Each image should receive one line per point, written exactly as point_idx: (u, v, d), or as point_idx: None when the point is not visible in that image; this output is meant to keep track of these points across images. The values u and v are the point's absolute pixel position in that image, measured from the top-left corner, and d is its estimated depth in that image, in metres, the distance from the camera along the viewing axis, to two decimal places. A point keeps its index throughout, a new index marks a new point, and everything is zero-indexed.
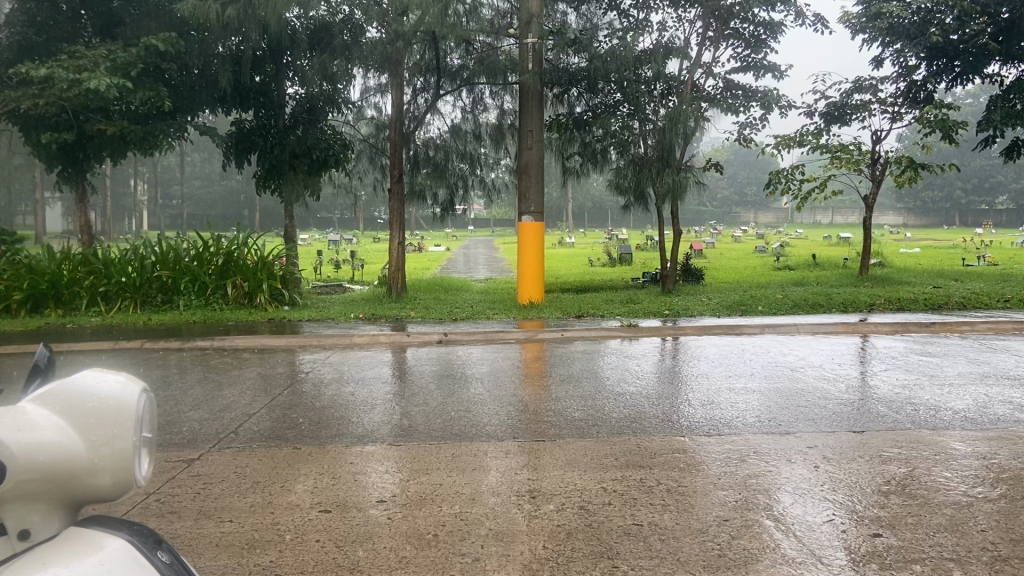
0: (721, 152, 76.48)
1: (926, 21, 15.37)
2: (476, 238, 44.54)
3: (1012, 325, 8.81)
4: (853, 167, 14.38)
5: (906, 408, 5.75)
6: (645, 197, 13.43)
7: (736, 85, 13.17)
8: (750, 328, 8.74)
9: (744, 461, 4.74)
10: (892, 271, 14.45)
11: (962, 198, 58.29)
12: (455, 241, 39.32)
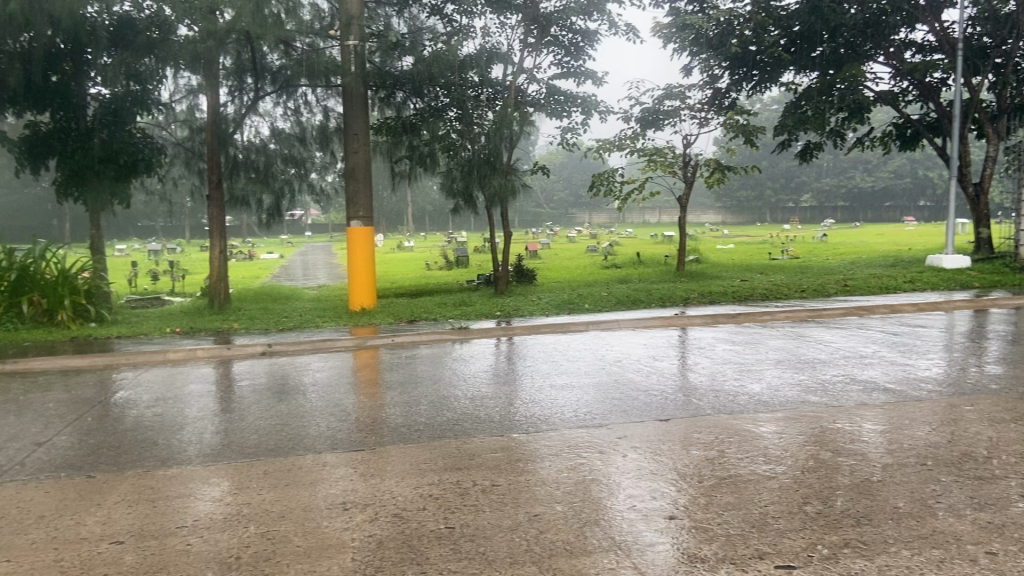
0: (555, 155, 79.04)
1: (726, 32, 16.36)
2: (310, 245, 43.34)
3: (806, 313, 9.66)
4: (668, 170, 15.23)
5: (709, 396, 6.15)
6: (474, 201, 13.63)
7: (558, 91, 13.62)
8: (576, 326, 9.04)
9: (557, 456, 4.89)
10: (708, 266, 15.44)
11: (771, 197, 63.33)
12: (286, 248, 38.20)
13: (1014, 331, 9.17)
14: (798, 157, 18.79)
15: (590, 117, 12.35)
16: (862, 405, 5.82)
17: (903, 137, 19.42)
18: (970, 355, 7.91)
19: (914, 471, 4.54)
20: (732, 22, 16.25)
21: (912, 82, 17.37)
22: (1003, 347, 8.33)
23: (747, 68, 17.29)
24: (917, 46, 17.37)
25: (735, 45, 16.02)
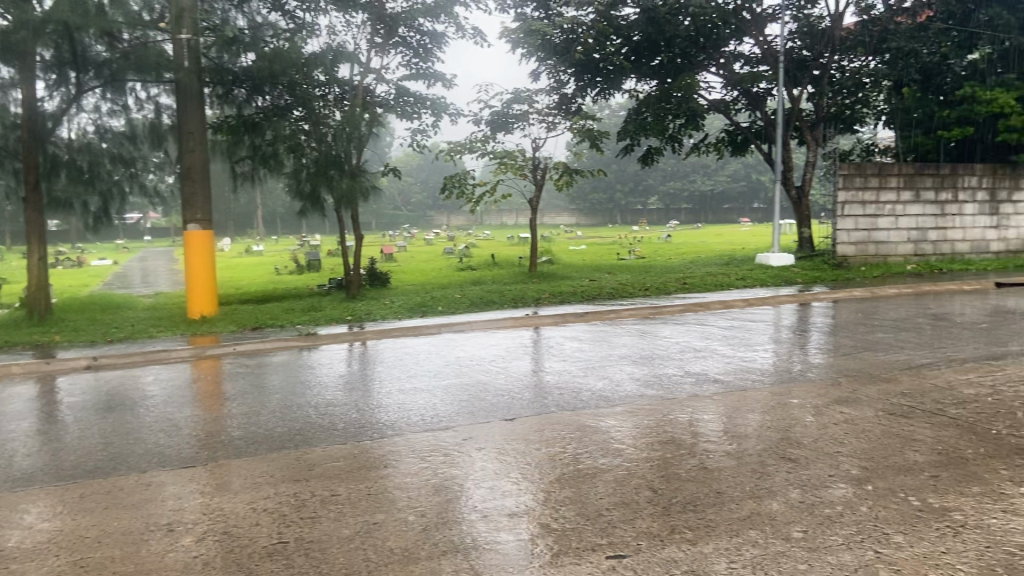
0: (411, 157, 78.64)
1: (571, 39, 17.00)
2: (149, 250, 40.87)
3: (649, 310, 10.10)
4: (518, 173, 15.51)
5: (554, 395, 6.35)
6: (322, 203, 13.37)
7: (407, 92, 13.56)
8: (428, 328, 9.00)
9: (402, 461, 4.86)
10: (560, 267, 15.87)
11: (621, 200, 65.99)
12: (120, 254, 35.74)
13: (830, 323, 10.02)
14: (642, 161, 19.67)
15: (439, 119, 12.39)
16: (695, 402, 6.18)
17: (735, 143, 20.76)
18: (793, 347, 8.59)
19: (735, 463, 4.89)
20: (575, 30, 16.92)
21: (742, 90, 18.54)
22: (821, 338, 9.09)
23: (591, 75, 17.89)
24: (745, 58, 18.61)
25: (579, 52, 16.73)
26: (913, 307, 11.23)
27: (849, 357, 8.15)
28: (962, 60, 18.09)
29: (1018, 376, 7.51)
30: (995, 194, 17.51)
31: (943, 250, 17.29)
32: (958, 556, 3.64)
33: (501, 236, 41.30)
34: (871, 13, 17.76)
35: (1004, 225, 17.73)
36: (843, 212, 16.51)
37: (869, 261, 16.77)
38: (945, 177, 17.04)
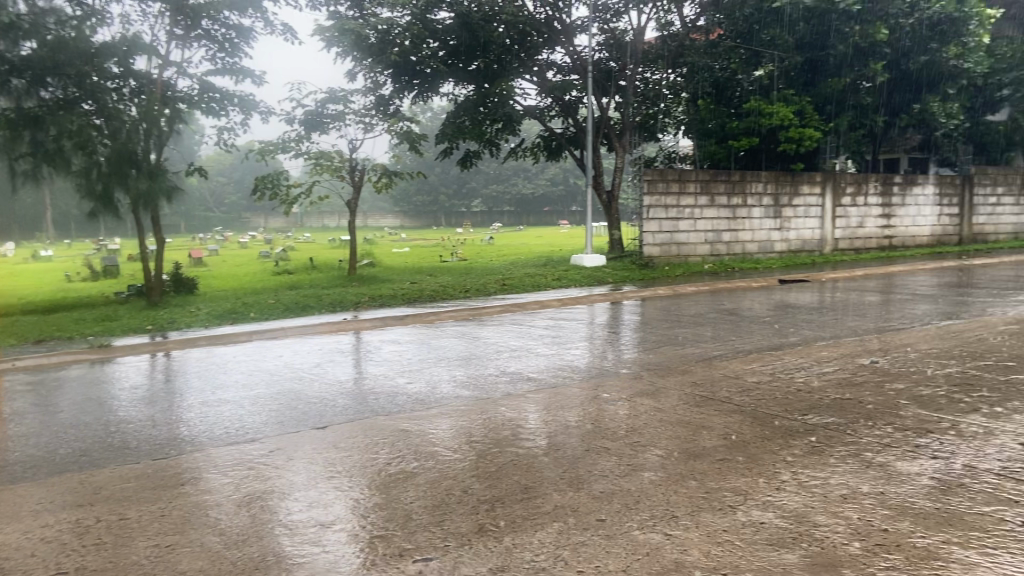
0: (223, 157, 74.90)
1: (386, 40, 16.85)
2: None
3: (468, 312, 10.25)
4: (334, 175, 15.21)
5: (369, 400, 6.32)
6: (115, 203, 12.60)
7: (212, 88, 13.02)
8: (239, 336, 8.61)
9: (203, 477, 4.61)
10: (379, 270, 15.75)
11: (445, 202, 66.81)
12: None
13: (637, 320, 10.64)
14: (461, 165, 19.98)
15: (248, 118, 11.83)
16: (506, 405, 6.36)
17: (550, 149, 21.55)
18: (605, 343, 9.05)
19: (543, 461, 5.09)
20: (389, 32, 16.75)
21: (555, 98, 19.37)
22: (630, 334, 9.63)
23: (408, 76, 17.94)
24: (557, 67, 19.35)
25: (395, 53, 16.64)
26: (710, 303, 12.15)
27: (653, 353, 8.75)
28: (749, 77, 19.73)
29: (791, 366, 8.48)
30: (778, 199, 19.31)
31: (735, 250, 18.82)
32: (736, 534, 4.11)
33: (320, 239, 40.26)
34: (670, 28, 18.90)
35: (785, 228, 19.53)
36: (648, 215, 17.57)
37: (672, 261, 17.96)
38: (736, 183, 18.59)
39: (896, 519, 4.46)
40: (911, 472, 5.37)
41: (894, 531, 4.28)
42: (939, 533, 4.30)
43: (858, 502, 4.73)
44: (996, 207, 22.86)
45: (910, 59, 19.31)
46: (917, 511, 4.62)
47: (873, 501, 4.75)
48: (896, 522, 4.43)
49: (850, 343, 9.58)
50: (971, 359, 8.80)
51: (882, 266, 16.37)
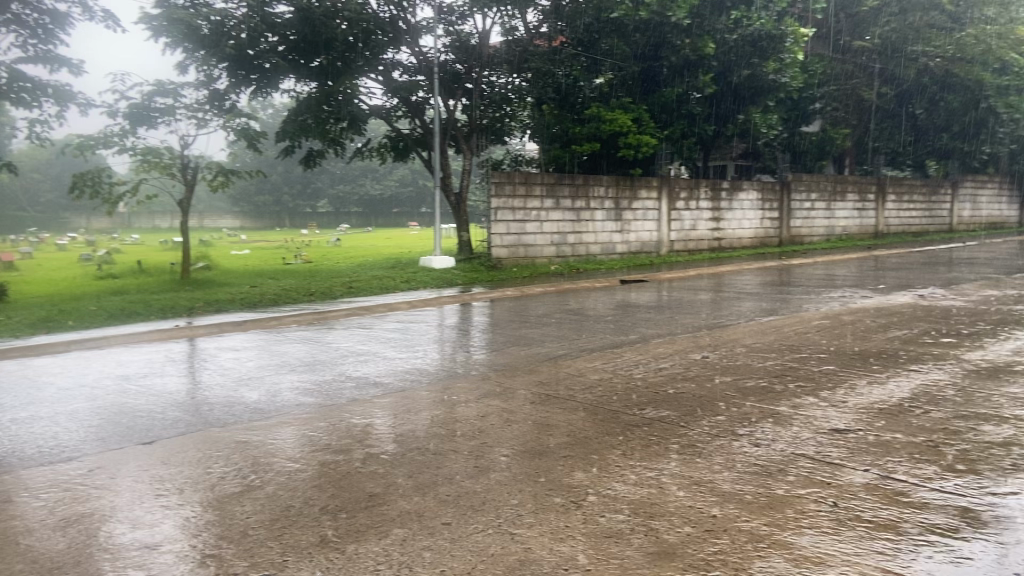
0: (37, 150, 68.66)
1: (220, 32, 16.13)
2: None
3: (312, 316, 9.95)
4: (165, 172, 14.31)
5: (205, 410, 6.00)
6: None
7: (22, 76, 11.90)
8: (55, 347, 7.90)
9: (11, 502, 4.19)
10: (216, 273, 14.97)
11: (289, 202, 64.78)
12: None
13: (486, 321, 10.74)
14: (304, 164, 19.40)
15: (64, 109, 10.89)
16: (352, 410, 6.24)
17: (397, 149, 21.37)
18: (454, 345, 9.06)
19: (391, 465, 5.04)
20: (224, 24, 16.09)
21: (401, 99, 19.23)
22: (479, 336, 9.69)
23: (245, 71, 17.25)
24: (403, 67, 19.22)
25: (231, 46, 16.07)
26: (556, 303, 12.45)
27: (502, 353, 8.87)
28: (591, 83, 20.26)
29: (632, 362, 8.87)
30: (619, 202, 20.12)
31: (580, 252, 19.45)
32: (579, 529, 4.28)
33: (152, 240, 37.90)
34: (514, 33, 19.14)
35: (626, 230, 20.38)
36: (496, 217, 17.81)
37: (519, 262, 18.31)
38: (580, 187, 19.21)
39: (724, 506, 4.91)
40: (735, 462, 5.83)
41: (721, 517, 4.69)
42: (760, 517, 4.77)
43: (690, 492, 5.07)
44: (810, 211, 25.00)
45: (735, 73, 20.66)
46: (741, 496, 5.11)
47: (705, 487, 5.20)
48: (724, 509, 4.85)
49: (685, 339, 10.14)
50: (789, 352, 9.58)
51: (712, 266, 17.50)
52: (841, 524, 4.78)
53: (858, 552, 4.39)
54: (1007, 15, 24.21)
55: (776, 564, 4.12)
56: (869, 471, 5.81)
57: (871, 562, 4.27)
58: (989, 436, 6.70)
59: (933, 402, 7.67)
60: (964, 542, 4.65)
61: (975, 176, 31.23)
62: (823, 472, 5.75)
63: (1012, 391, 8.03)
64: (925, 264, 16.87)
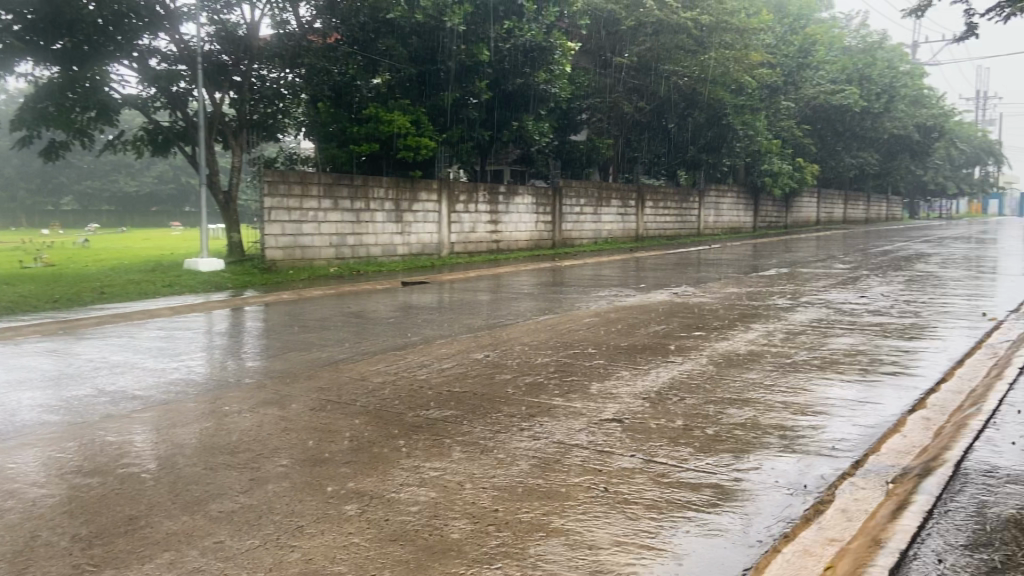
0: None
1: None
2: None
3: (57, 325, 8.92)
4: None
5: None
6: None
7: None
8: None
9: None
10: None
11: (25, 199, 57.51)
12: None
13: (260, 326, 10.20)
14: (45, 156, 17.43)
15: None
16: (107, 425, 5.69)
17: (155, 143, 19.77)
18: (225, 352, 8.49)
19: (155, 481, 4.66)
20: None
21: (158, 89, 17.79)
22: (252, 342, 9.16)
23: None
24: (162, 55, 17.83)
25: None
26: (335, 306, 12.11)
27: (278, 359, 8.45)
28: (368, 83, 19.94)
29: (415, 364, 8.84)
30: (399, 204, 20.04)
31: (360, 254, 19.12)
32: (363, 534, 4.21)
33: None
34: (285, 27, 19.09)
35: (406, 232, 20.34)
36: (269, 217, 16.98)
37: (295, 264, 17.63)
38: (358, 188, 18.87)
39: (505, 500, 5.05)
40: (516, 456, 6.02)
41: (504, 510, 4.84)
42: (539, 507, 4.99)
43: (473, 488, 5.16)
44: (579, 216, 26.52)
45: (509, 81, 21.41)
46: (522, 488, 5.30)
47: (487, 483, 5.33)
48: (506, 502, 5.00)
49: (467, 339, 10.29)
50: (564, 349, 10.05)
51: (491, 267, 18.00)
52: (612, 508, 5.11)
53: (627, 533, 4.72)
54: (742, 41, 27.14)
55: (553, 552, 4.33)
56: (636, 456, 6.25)
57: (639, 541, 4.62)
58: (735, 418, 7.49)
59: (688, 390, 8.42)
60: (714, 515, 5.15)
61: (717, 185, 34.90)
62: (595, 460, 6.10)
63: (752, 376, 9.03)
64: (679, 264, 18.56)
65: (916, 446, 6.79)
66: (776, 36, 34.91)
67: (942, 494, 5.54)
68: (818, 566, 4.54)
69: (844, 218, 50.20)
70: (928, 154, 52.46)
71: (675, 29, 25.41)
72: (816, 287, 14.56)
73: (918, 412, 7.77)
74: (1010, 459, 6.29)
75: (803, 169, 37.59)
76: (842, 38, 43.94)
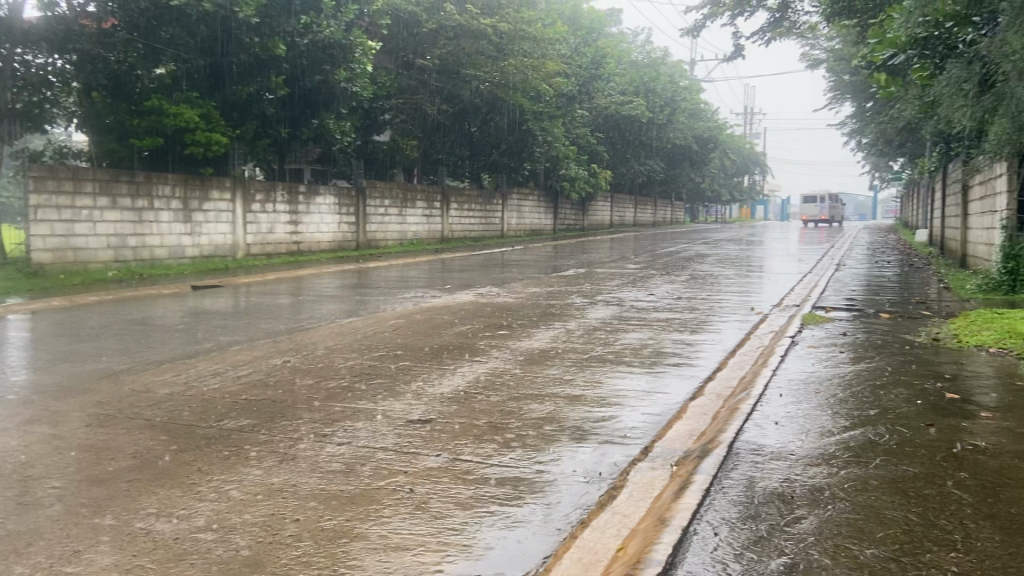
0: None
1: None
2: None
3: None
4: None
5: None
6: None
7: None
8: None
9: None
10: None
11: None
12: None
13: (25, 337, 9.17)
14: None
15: None
16: None
17: None
18: None
19: None
20: None
21: None
22: (15, 355, 8.20)
23: None
24: None
25: None
26: (115, 314, 11.12)
27: (47, 373, 7.64)
28: (149, 73, 18.58)
29: (207, 373, 8.32)
30: (187, 203, 18.82)
31: (143, 256, 17.74)
32: (150, 555, 4.23)
33: None
34: (55, 9, 17.34)
35: (195, 233, 19.13)
36: (35, 216, 15.30)
37: (68, 268, 15.99)
38: (140, 185, 17.50)
39: (308, 512, 4.97)
40: (318, 462, 5.90)
41: (305, 519, 4.83)
42: (342, 513, 4.98)
43: (274, 502, 5.05)
44: (384, 217, 26.29)
45: (306, 78, 20.76)
46: (324, 495, 5.25)
47: (289, 495, 5.21)
48: (308, 510, 4.97)
49: (265, 345, 9.85)
50: (367, 351, 9.90)
51: (291, 270, 17.34)
52: (417, 508, 5.16)
53: (431, 532, 4.80)
54: (539, 50, 28.08)
55: (358, 561, 4.35)
56: (441, 456, 6.28)
57: (443, 540, 4.71)
58: (536, 413, 7.76)
59: (492, 388, 8.60)
60: (515, 508, 5.31)
61: (518, 188, 36.00)
62: (400, 461, 6.07)
63: (552, 372, 9.39)
64: (482, 266, 18.94)
65: (696, 430, 7.38)
66: (571, 47, 36.60)
67: (717, 473, 6.05)
68: (611, 549, 4.81)
69: (635, 222, 53.66)
70: (705, 163, 57.38)
71: (476, 34, 25.85)
72: (609, 286, 15.40)
73: (698, 399, 8.46)
74: (774, 438, 7.01)
75: (597, 174, 39.68)
76: (630, 52, 46.92)
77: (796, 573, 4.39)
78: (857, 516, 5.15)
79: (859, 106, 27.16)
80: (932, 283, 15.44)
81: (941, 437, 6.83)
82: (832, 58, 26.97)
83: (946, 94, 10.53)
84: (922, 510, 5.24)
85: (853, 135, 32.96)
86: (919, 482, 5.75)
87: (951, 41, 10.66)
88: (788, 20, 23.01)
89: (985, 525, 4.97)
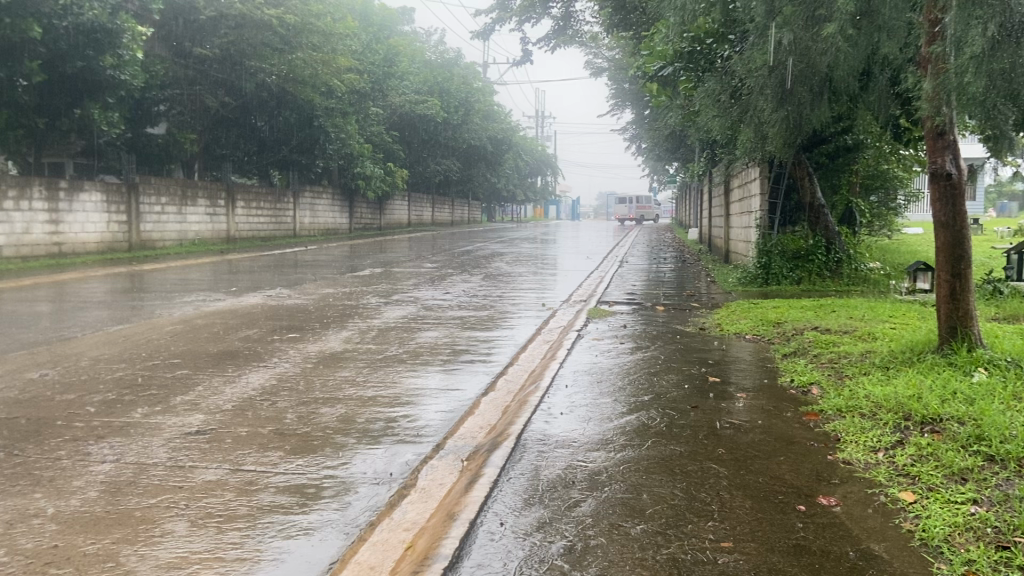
0: None
1: None
2: None
3: None
4: None
5: None
6: None
7: None
8: None
9: None
10: None
11: None
12: None
13: None
14: None
15: None
16: None
17: None
18: None
19: None
20: None
21: None
22: None
23: None
24: None
25: None
26: None
27: None
28: None
29: None
30: None
31: None
32: None
33: None
34: None
35: None
36: None
37: None
38: None
39: (68, 542, 4.59)
40: (82, 484, 5.46)
41: (63, 546, 4.53)
42: (107, 536, 4.69)
43: (28, 537, 4.61)
44: (160, 216, 24.59)
45: (67, 64, 18.92)
46: (87, 519, 4.90)
47: (45, 527, 4.76)
48: (67, 536, 4.66)
49: (17, 358, 8.85)
50: (140, 361, 9.19)
51: (53, 274, 15.75)
52: (192, 524, 4.89)
53: (206, 547, 4.59)
54: (328, 45, 27.70)
55: None
56: (221, 467, 5.96)
57: (221, 554, 4.50)
58: (325, 417, 7.56)
59: (280, 394, 8.28)
60: (302, 515, 5.15)
61: (312, 186, 35.17)
62: (174, 477, 5.68)
63: (345, 374, 9.23)
64: (271, 266, 18.39)
65: (487, 424, 7.54)
66: (361, 44, 36.28)
67: (504, 464, 6.20)
68: (399, 548, 4.78)
69: (434, 220, 54.19)
70: (499, 164, 59.08)
71: (260, 24, 24.69)
72: (405, 286, 15.36)
73: (489, 394, 8.66)
74: (558, 427, 7.32)
75: (395, 172, 39.53)
76: (425, 52, 47.22)
77: (573, 554, 4.59)
78: (629, 496, 5.49)
79: (637, 113, 29.16)
80: (701, 277, 16.86)
81: (702, 417, 7.45)
82: (612, 66, 28.68)
83: (708, 104, 11.17)
84: (685, 485, 5.68)
85: (634, 141, 35.23)
86: (684, 460, 6.24)
87: (710, 56, 11.93)
88: (571, 29, 24.22)
89: (737, 495, 5.47)
